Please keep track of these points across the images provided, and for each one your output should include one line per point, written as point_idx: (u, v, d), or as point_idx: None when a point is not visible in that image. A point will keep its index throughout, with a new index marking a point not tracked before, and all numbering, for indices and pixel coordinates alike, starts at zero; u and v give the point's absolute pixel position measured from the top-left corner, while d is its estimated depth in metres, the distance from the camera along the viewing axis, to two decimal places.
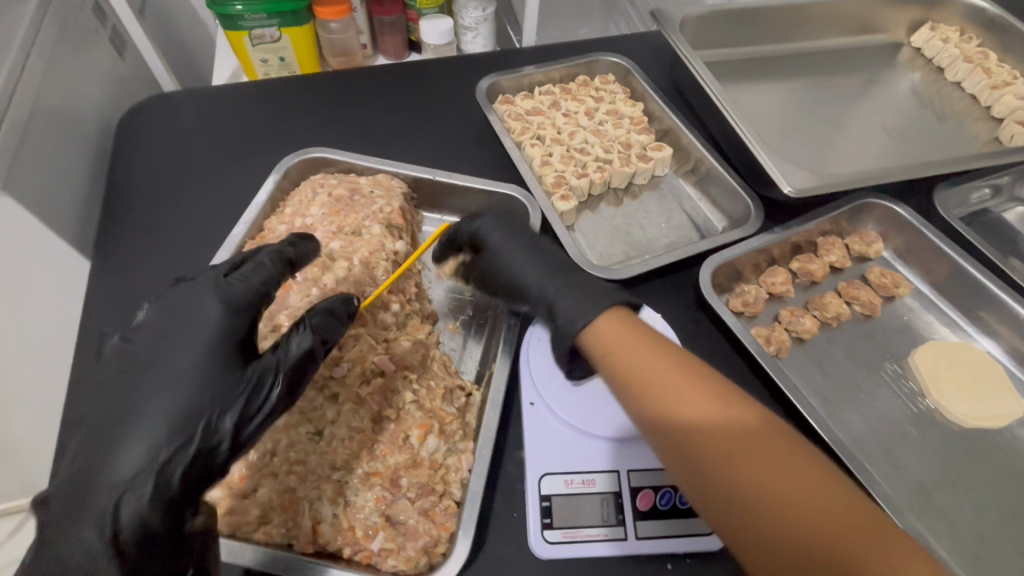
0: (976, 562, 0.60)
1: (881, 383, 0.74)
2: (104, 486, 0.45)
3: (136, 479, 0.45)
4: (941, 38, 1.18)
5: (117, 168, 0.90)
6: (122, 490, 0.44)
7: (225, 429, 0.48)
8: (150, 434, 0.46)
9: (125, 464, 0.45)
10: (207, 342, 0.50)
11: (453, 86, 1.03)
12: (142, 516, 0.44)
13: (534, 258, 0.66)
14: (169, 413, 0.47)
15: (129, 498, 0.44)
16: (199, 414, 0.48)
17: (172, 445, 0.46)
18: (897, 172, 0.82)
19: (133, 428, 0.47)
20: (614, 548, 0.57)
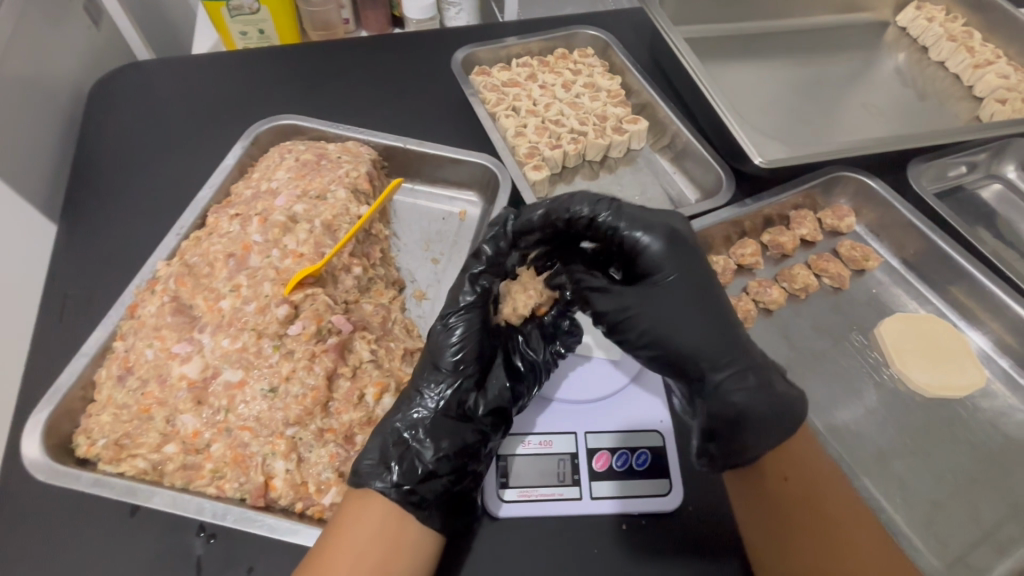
0: (928, 525, 0.61)
1: (846, 354, 0.74)
2: (370, 444, 0.55)
3: (382, 456, 0.54)
4: (927, 17, 1.17)
5: (88, 135, 0.89)
6: (375, 450, 0.54)
7: (422, 434, 0.55)
8: (393, 423, 0.56)
9: (379, 442, 0.55)
10: (434, 345, 0.59)
11: (430, 58, 1.02)
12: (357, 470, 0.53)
13: (680, 328, 0.55)
14: (433, 342, 0.59)
15: (367, 457, 0.54)
16: (416, 412, 0.56)
17: (409, 433, 0.55)
18: (869, 145, 0.81)
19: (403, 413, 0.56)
20: (570, 507, 0.58)
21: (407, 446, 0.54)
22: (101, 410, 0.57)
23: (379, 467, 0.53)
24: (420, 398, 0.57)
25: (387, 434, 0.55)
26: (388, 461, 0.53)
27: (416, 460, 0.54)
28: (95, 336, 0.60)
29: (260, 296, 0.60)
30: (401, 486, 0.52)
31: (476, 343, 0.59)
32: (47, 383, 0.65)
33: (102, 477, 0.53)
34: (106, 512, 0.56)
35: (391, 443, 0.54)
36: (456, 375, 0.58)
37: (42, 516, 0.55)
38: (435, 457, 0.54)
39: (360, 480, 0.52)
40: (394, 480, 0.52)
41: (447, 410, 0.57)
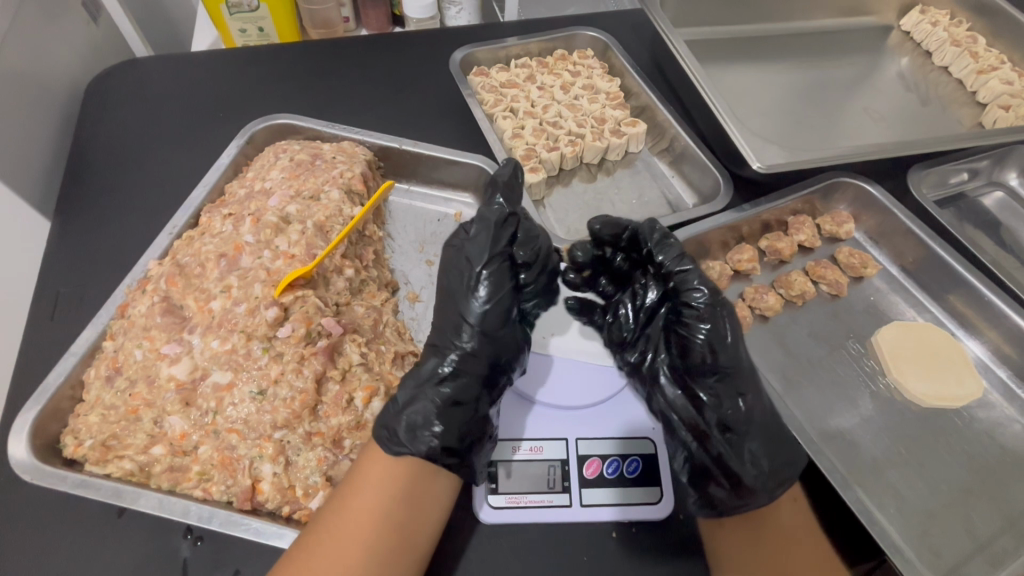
0: (922, 537, 0.60)
1: (841, 362, 0.74)
2: (405, 405, 0.54)
3: (421, 425, 0.53)
4: (931, 22, 1.16)
5: (84, 132, 0.89)
6: (416, 415, 0.53)
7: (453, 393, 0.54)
8: (435, 388, 0.54)
9: (419, 407, 0.53)
10: (467, 302, 0.57)
11: (428, 58, 1.01)
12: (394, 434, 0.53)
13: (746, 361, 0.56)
14: (470, 301, 0.57)
15: (406, 418, 0.53)
16: (463, 367, 0.55)
17: (448, 394, 0.54)
18: (869, 151, 0.80)
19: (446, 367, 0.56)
20: (559, 515, 0.57)
21: (451, 407, 0.54)
22: (88, 411, 0.57)
23: (413, 434, 0.52)
24: (449, 359, 0.56)
25: (428, 397, 0.54)
26: (428, 424, 0.53)
27: (453, 424, 0.53)
28: (85, 336, 0.60)
29: (250, 298, 0.60)
30: (445, 449, 0.53)
31: (504, 300, 0.58)
32: (36, 382, 0.64)
33: (88, 478, 0.53)
34: (92, 513, 0.55)
35: (429, 407, 0.53)
36: (484, 330, 0.57)
37: (28, 516, 0.55)
38: (469, 415, 0.54)
39: (400, 449, 0.53)
40: (435, 445, 0.52)
41: (476, 365, 0.56)
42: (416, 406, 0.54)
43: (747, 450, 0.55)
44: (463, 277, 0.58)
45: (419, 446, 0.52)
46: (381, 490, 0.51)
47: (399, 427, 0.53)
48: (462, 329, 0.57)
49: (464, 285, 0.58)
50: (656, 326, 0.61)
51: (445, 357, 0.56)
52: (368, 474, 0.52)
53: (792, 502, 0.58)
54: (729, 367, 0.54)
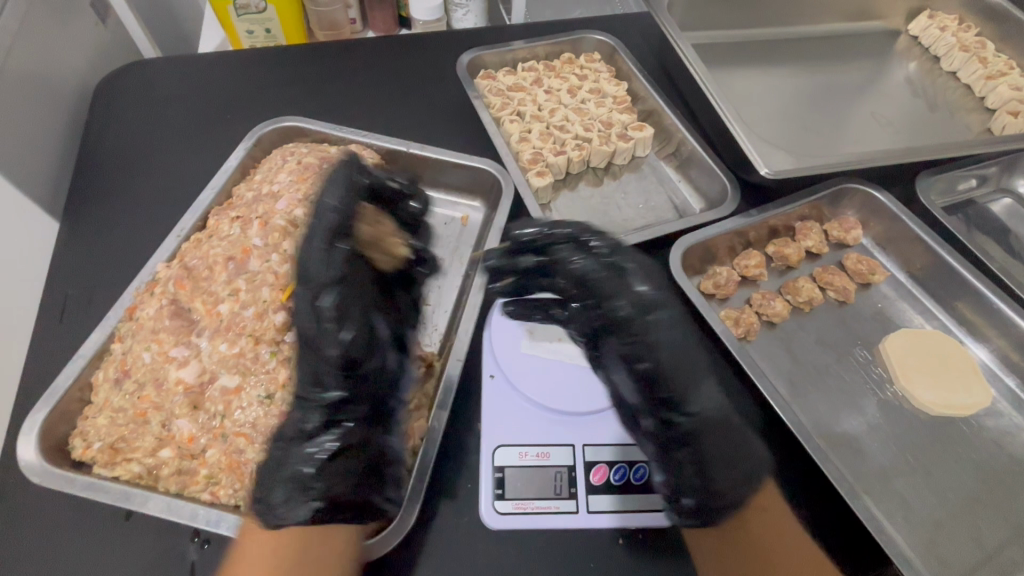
0: (929, 548, 0.60)
1: (848, 368, 0.74)
2: (285, 468, 0.52)
3: (294, 493, 0.51)
4: (939, 26, 1.15)
5: (93, 133, 0.89)
6: (292, 483, 0.51)
7: (325, 444, 0.53)
8: (303, 448, 0.52)
9: (289, 472, 0.52)
10: (311, 345, 0.55)
11: (435, 61, 1.01)
12: (273, 506, 0.50)
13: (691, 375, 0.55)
14: (330, 347, 0.55)
15: (280, 489, 0.51)
16: (322, 416, 0.54)
17: (315, 449, 0.52)
18: (878, 157, 0.80)
19: (309, 423, 0.54)
20: (565, 521, 0.58)
21: (325, 463, 0.52)
22: (97, 413, 0.57)
23: (294, 500, 0.50)
24: (316, 413, 0.54)
25: (302, 459, 0.52)
26: (305, 489, 0.51)
27: (338, 474, 0.52)
28: (93, 339, 0.60)
29: (258, 302, 0.60)
30: (322, 507, 0.51)
31: (361, 323, 0.57)
32: (45, 384, 0.65)
33: (97, 481, 0.53)
34: (101, 516, 0.56)
35: (308, 466, 0.52)
36: (347, 373, 0.55)
37: (38, 518, 0.55)
38: (353, 462, 0.53)
39: (277, 520, 0.50)
40: (317, 504, 0.51)
41: (345, 410, 0.55)
42: (292, 476, 0.51)
43: (705, 471, 0.54)
44: (309, 323, 0.55)
45: (301, 511, 0.50)
46: (268, 561, 0.49)
47: (277, 496, 0.51)
48: (326, 375, 0.55)
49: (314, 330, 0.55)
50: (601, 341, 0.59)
51: (308, 412, 0.54)
52: (252, 548, 0.50)
53: (758, 512, 0.57)
54: (677, 367, 0.54)
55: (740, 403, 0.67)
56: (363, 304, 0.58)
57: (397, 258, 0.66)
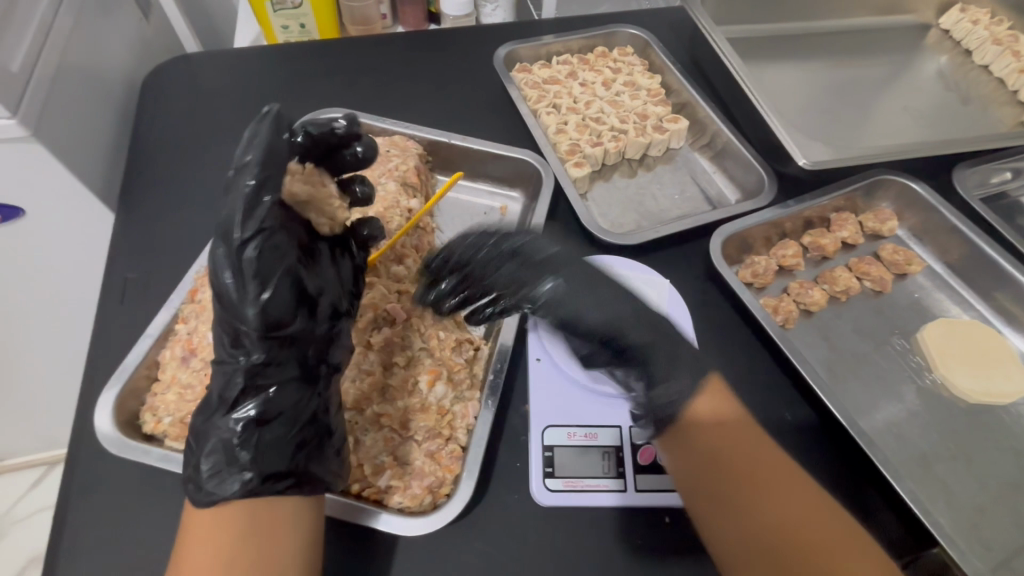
0: (971, 531, 0.61)
1: (887, 357, 0.74)
2: (211, 438, 0.49)
3: (224, 466, 0.48)
4: (971, 20, 1.15)
5: (143, 124, 0.92)
6: (220, 458, 0.49)
7: (245, 411, 0.49)
8: (224, 419, 0.50)
9: (216, 443, 0.49)
10: (236, 308, 0.49)
11: (471, 54, 1.03)
12: (204, 476, 0.49)
13: (668, 359, 0.58)
14: (240, 310, 0.48)
15: (210, 464, 0.49)
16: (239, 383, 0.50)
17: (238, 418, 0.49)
18: (917, 149, 0.81)
19: (227, 392, 0.50)
20: (614, 499, 0.59)
21: (254, 432, 0.49)
22: (165, 389, 0.60)
23: (222, 473, 0.48)
24: (235, 378, 0.50)
25: (224, 428, 0.49)
26: (235, 461, 0.48)
27: (265, 448, 0.49)
28: (159, 319, 0.63)
29: None
30: (250, 479, 0.48)
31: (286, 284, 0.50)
32: (111, 363, 0.68)
33: (169, 453, 0.56)
34: (170, 487, 0.58)
35: (231, 438, 0.49)
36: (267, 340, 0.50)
37: (112, 488, 0.58)
38: (273, 434, 0.50)
39: (211, 497, 0.48)
40: (248, 477, 0.48)
41: (270, 374, 0.51)
42: (219, 450, 0.49)
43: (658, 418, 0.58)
44: (224, 285, 0.48)
45: (230, 482, 0.48)
46: (213, 545, 0.48)
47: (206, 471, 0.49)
48: (240, 346, 0.50)
49: (227, 299, 0.49)
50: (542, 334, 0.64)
51: (229, 378, 0.50)
52: (197, 536, 0.48)
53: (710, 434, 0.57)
54: (643, 336, 0.59)
55: (779, 389, 0.69)
56: (286, 260, 0.50)
57: (339, 223, 0.58)
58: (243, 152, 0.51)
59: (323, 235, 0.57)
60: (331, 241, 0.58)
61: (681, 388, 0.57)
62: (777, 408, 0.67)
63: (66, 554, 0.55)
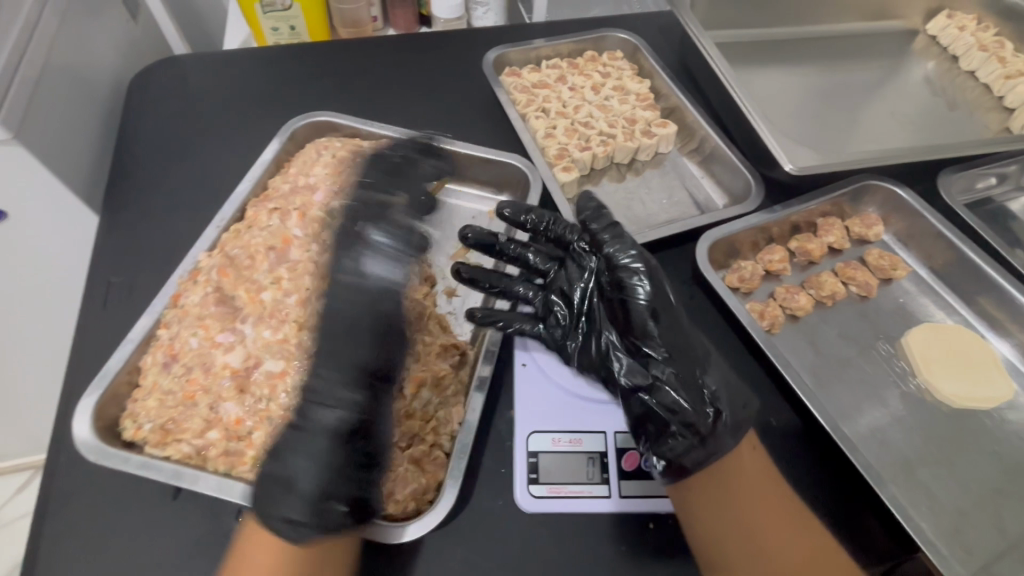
0: (953, 536, 0.61)
1: (872, 362, 0.75)
2: (295, 479, 0.50)
3: (309, 502, 0.50)
4: (958, 26, 1.16)
5: (129, 126, 0.91)
6: (305, 494, 0.50)
7: (331, 449, 0.51)
8: (310, 457, 0.51)
9: (303, 479, 0.50)
10: (338, 345, 0.56)
11: (460, 58, 1.03)
12: (291, 518, 0.49)
13: (726, 383, 0.59)
14: (354, 347, 0.56)
15: (296, 504, 0.50)
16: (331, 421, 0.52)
17: (328, 453, 0.51)
18: (903, 154, 0.82)
19: (312, 431, 0.52)
20: (598, 505, 0.59)
21: (342, 465, 0.52)
22: (146, 395, 0.59)
23: (316, 504, 0.50)
24: (324, 416, 0.52)
25: (315, 462, 0.51)
26: (321, 497, 0.50)
27: (349, 479, 0.52)
28: (141, 324, 0.62)
29: (301, 289, 0.62)
30: (339, 513, 0.50)
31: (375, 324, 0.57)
32: (94, 368, 0.67)
33: (149, 460, 0.55)
34: (151, 494, 0.58)
35: (322, 469, 0.51)
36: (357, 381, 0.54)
37: (92, 496, 0.57)
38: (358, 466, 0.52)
39: (297, 535, 0.49)
40: (342, 509, 0.51)
41: (351, 410, 0.53)
42: (307, 490, 0.50)
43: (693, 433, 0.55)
44: (343, 323, 0.57)
45: (326, 515, 0.50)
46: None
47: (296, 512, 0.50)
48: (332, 383, 0.54)
49: (342, 337, 0.56)
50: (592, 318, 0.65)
51: (316, 416, 0.52)
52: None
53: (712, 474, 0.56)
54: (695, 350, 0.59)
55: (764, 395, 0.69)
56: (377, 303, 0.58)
57: None
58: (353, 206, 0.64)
59: None
60: None
61: (735, 416, 0.57)
62: (761, 413, 0.68)
63: (44, 562, 0.54)
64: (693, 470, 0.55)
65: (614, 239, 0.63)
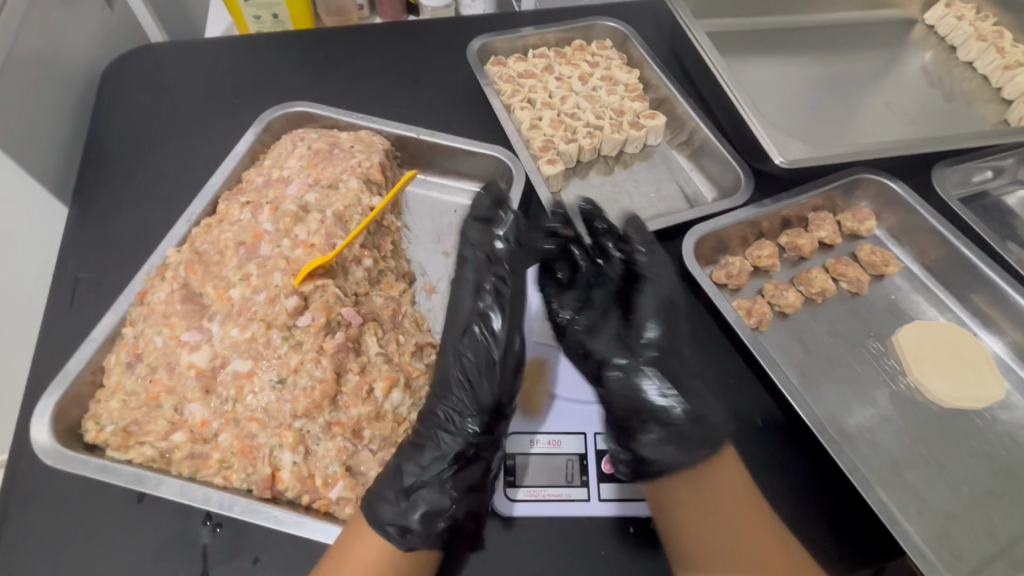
0: (941, 540, 0.59)
1: (862, 361, 0.73)
2: (399, 488, 0.53)
3: (411, 505, 0.52)
4: (956, 15, 1.13)
5: (100, 116, 0.88)
6: (409, 501, 0.53)
7: (438, 461, 0.55)
8: (423, 467, 0.55)
9: (405, 486, 0.54)
10: (459, 370, 0.60)
11: (445, 47, 1.00)
12: (389, 523, 0.51)
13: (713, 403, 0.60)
14: (454, 372, 0.60)
15: (392, 508, 0.52)
16: (449, 436, 0.57)
17: (439, 463, 0.55)
18: (896, 147, 0.79)
19: (425, 445, 0.56)
20: (578, 509, 0.58)
21: (445, 474, 0.55)
22: (109, 396, 0.57)
23: (433, 515, 0.52)
24: (443, 434, 0.57)
25: (443, 478, 0.55)
26: (421, 504, 0.52)
27: (456, 487, 0.54)
28: (105, 322, 0.60)
29: (270, 287, 0.60)
30: (436, 525, 0.52)
31: (472, 346, 0.60)
32: (57, 366, 0.65)
33: (109, 464, 0.53)
34: (113, 498, 0.56)
35: (450, 486, 0.54)
36: (483, 412, 0.58)
37: (53, 501, 0.56)
38: (474, 489, 0.55)
39: (397, 535, 0.51)
40: (443, 518, 0.53)
41: (462, 426, 0.57)
42: (412, 499, 0.53)
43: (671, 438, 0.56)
44: (460, 347, 0.61)
45: (437, 526, 0.52)
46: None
47: (403, 518, 0.52)
48: (465, 409, 0.58)
49: (462, 354, 0.61)
50: (602, 317, 0.66)
51: (437, 435, 0.57)
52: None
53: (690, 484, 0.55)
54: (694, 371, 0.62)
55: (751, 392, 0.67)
56: (471, 321, 0.62)
57: (379, 266, 0.69)
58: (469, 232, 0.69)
59: (360, 278, 0.66)
60: (370, 281, 0.68)
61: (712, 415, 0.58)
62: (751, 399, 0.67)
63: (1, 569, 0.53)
64: (667, 476, 0.55)
65: (648, 254, 0.67)
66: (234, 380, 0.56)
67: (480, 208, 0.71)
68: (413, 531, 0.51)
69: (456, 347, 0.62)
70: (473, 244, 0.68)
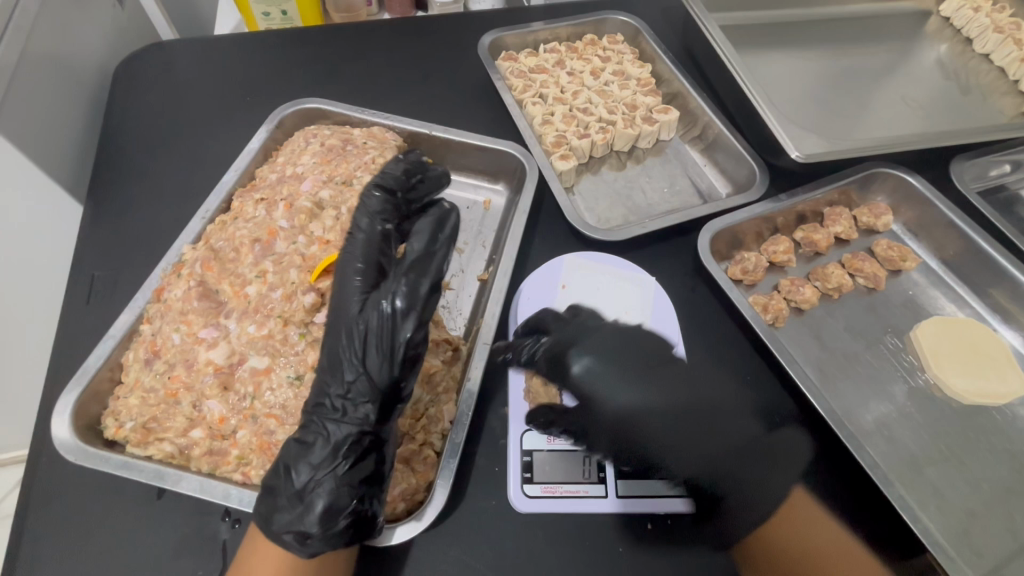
0: (961, 537, 0.59)
1: (879, 356, 0.72)
2: (291, 491, 0.48)
3: (303, 510, 0.47)
4: (973, 7, 1.12)
5: (113, 114, 0.89)
6: (299, 505, 0.48)
7: (323, 457, 0.49)
8: (313, 462, 0.49)
9: (300, 485, 0.48)
10: (354, 356, 0.52)
11: (456, 42, 0.99)
12: (286, 530, 0.47)
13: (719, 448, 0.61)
14: (347, 357, 0.52)
15: (286, 515, 0.47)
16: (339, 431, 0.50)
17: (329, 463, 0.49)
18: (914, 140, 0.78)
19: (309, 436, 0.51)
20: (595, 506, 0.57)
21: (336, 470, 0.49)
22: (128, 393, 0.58)
23: (331, 514, 0.47)
24: (328, 425, 0.50)
25: (336, 474, 0.49)
26: (315, 506, 0.47)
27: (350, 486, 0.48)
28: (123, 319, 0.60)
29: (287, 283, 0.60)
30: (331, 526, 0.47)
31: (369, 331, 0.52)
32: (76, 364, 0.65)
33: (131, 460, 0.53)
34: (133, 494, 0.56)
35: (343, 484, 0.48)
36: (378, 397, 0.51)
37: (75, 496, 0.56)
38: (376, 484, 0.50)
39: (287, 540, 0.47)
40: (342, 518, 0.47)
41: (354, 416, 0.51)
42: (303, 504, 0.47)
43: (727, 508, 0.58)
44: (359, 327, 0.53)
45: (337, 526, 0.47)
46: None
47: (295, 525, 0.47)
48: (358, 398, 0.51)
49: (358, 336, 0.52)
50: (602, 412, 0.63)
51: (318, 429, 0.51)
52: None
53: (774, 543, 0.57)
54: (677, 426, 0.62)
55: (766, 468, 0.60)
56: (372, 306, 0.53)
57: None
58: (368, 208, 0.62)
59: None
60: None
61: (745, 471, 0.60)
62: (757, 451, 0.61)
63: (22, 564, 0.53)
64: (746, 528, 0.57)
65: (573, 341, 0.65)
66: (253, 377, 0.56)
67: (389, 177, 0.66)
68: (310, 537, 0.47)
69: (346, 335, 0.53)
70: (373, 217, 0.61)
